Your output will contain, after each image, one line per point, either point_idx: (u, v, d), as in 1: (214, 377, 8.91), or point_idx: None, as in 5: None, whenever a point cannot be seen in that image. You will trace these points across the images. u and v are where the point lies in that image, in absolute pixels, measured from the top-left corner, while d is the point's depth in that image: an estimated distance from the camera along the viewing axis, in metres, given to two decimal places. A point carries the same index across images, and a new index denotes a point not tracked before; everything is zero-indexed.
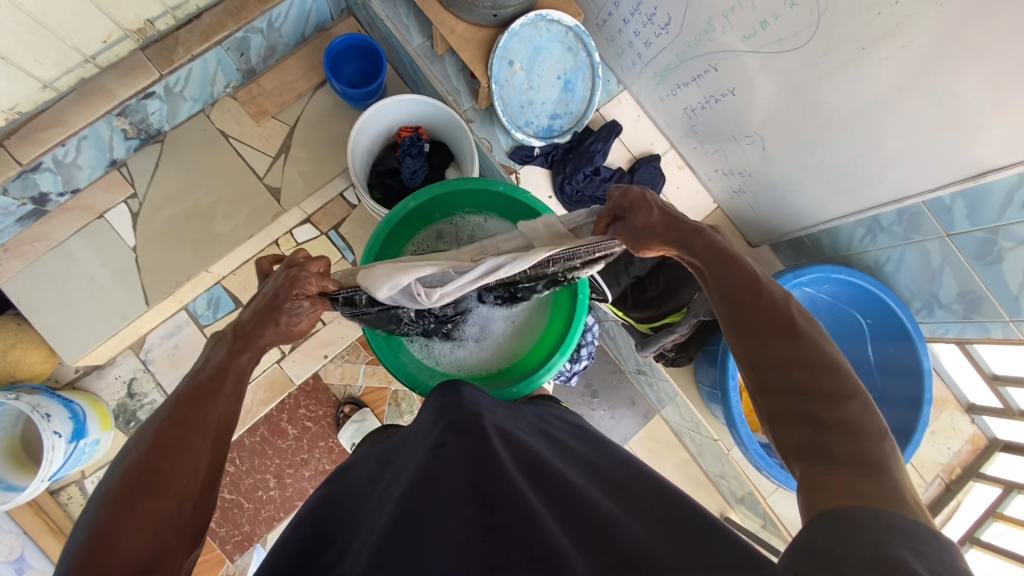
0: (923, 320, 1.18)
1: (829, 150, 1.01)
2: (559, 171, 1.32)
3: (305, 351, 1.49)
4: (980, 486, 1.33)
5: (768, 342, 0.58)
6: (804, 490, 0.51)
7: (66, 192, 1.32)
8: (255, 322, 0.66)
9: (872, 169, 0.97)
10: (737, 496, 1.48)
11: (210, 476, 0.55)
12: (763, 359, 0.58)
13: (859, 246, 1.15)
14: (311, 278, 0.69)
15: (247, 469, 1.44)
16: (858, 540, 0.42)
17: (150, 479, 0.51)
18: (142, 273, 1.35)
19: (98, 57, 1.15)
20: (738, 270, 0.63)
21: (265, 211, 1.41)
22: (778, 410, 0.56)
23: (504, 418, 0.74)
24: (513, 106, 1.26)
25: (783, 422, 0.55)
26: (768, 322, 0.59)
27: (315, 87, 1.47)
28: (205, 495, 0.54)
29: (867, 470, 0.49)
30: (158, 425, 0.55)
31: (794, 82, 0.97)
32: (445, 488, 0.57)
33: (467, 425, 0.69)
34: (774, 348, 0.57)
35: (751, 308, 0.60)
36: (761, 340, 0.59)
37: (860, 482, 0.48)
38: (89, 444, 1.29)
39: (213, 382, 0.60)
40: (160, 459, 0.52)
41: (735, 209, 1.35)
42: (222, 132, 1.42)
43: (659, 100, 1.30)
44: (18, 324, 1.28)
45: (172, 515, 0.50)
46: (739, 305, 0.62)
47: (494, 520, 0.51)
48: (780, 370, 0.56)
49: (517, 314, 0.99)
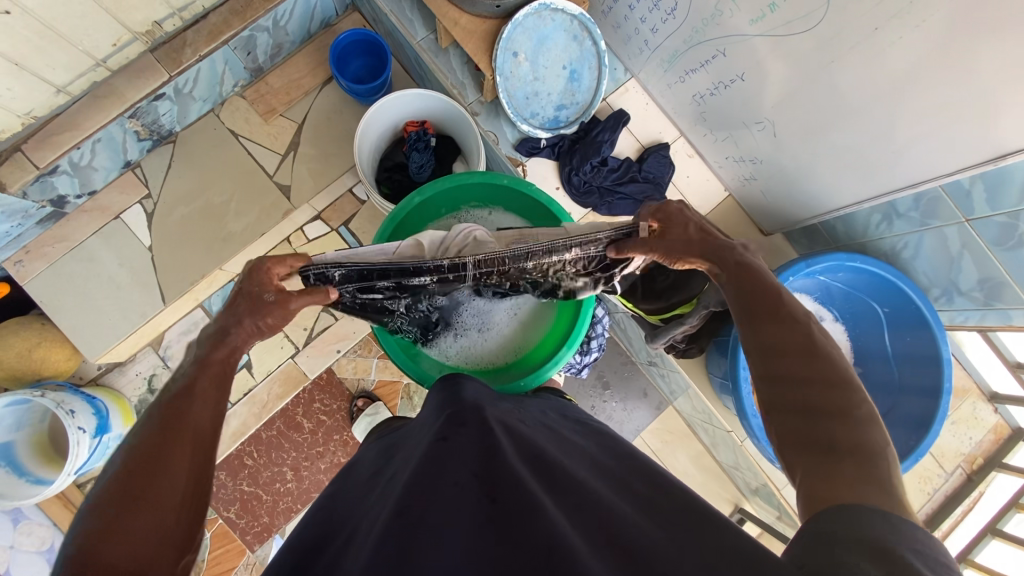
0: (943, 308, 1.15)
1: (843, 134, 0.98)
2: (566, 163, 1.30)
3: (319, 347, 1.51)
4: (1003, 476, 1.30)
5: (768, 337, 0.58)
6: (804, 490, 0.50)
7: (84, 194, 1.35)
8: (222, 321, 0.64)
9: (887, 154, 0.95)
10: (751, 487, 1.47)
11: (196, 483, 0.53)
12: (764, 355, 0.57)
13: (875, 233, 1.13)
14: (274, 267, 0.68)
15: (265, 461, 1.47)
16: (860, 534, 0.42)
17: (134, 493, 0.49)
18: (158, 272, 1.38)
19: (109, 60, 1.16)
20: (746, 272, 0.63)
21: (276, 208, 1.43)
22: (776, 398, 0.55)
23: (506, 412, 0.74)
24: (519, 98, 1.25)
25: (781, 417, 0.54)
26: (774, 312, 0.59)
27: (322, 84, 1.47)
28: (190, 499, 0.52)
29: (865, 467, 0.48)
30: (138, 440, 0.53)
31: (805, 65, 0.94)
32: (449, 479, 0.58)
33: (468, 418, 0.69)
34: (773, 342, 0.57)
35: (760, 296, 0.60)
36: (764, 328, 0.58)
37: (853, 476, 0.47)
38: (112, 439, 1.33)
39: (187, 390, 0.58)
40: (142, 471, 0.51)
41: (747, 197, 1.32)
42: (231, 131, 1.44)
43: (667, 88, 1.28)
44: (42, 324, 1.32)
45: (158, 524, 0.49)
46: (745, 294, 0.61)
47: (496, 512, 0.52)
48: (780, 364, 0.56)
49: (521, 306, 0.99)
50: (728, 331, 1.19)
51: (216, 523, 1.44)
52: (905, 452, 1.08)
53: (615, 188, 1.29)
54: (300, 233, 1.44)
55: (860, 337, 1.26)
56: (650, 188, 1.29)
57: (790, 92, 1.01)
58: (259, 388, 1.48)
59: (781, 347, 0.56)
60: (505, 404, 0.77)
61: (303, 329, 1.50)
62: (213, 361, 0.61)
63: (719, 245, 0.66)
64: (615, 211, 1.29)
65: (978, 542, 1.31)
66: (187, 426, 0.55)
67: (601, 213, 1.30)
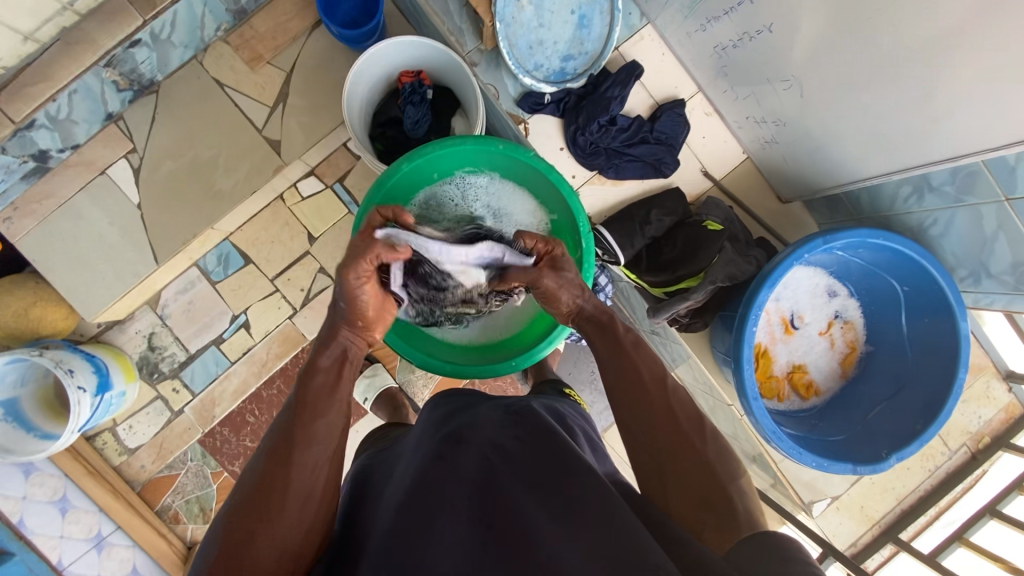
0: (968, 289, 1.08)
1: (876, 98, 0.89)
2: (572, 120, 1.19)
3: (316, 308, 1.49)
4: (1009, 456, 1.27)
5: (630, 396, 0.75)
6: (713, 531, 0.63)
7: (67, 148, 1.30)
8: (329, 330, 0.79)
9: (924, 124, 0.85)
10: (749, 455, 1.47)
11: (310, 514, 0.64)
12: (632, 416, 0.74)
13: (902, 207, 1.04)
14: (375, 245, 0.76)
15: (267, 419, 1.49)
16: (768, 553, 0.54)
17: (256, 514, 0.61)
18: (148, 231, 1.34)
19: (77, 3, 1.08)
20: (610, 335, 0.82)
21: (266, 164, 1.35)
22: (649, 443, 0.71)
23: (493, 423, 0.71)
24: (521, 48, 1.15)
25: (642, 457, 0.71)
26: (639, 392, 0.75)
27: (311, 28, 1.36)
28: (313, 526, 0.65)
29: (722, 507, 0.64)
30: (264, 465, 0.66)
31: (841, 17, 0.83)
32: (445, 502, 0.58)
33: (463, 438, 0.69)
34: (633, 401, 0.74)
35: (625, 376, 0.76)
36: (621, 389, 0.76)
37: (725, 521, 0.63)
38: (115, 396, 1.35)
39: (292, 426, 0.69)
40: (263, 497, 0.63)
41: (767, 162, 1.22)
42: (216, 80, 1.35)
43: (686, 37, 1.16)
44: (37, 283, 1.31)
45: (276, 550, 0.61)
46: (607, 356, 0.80)
47: (491, 536, 0.53)
48: (643, 425, 0.73)
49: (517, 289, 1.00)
50: (733, 307, 1.14)
51: (222, 476, 1.49)
52: (909, 437, 1.06)
53: (624, 150, 1.19)
54: (294, 191, 1.45)
55: (877, 316, 1.20)
56: (661, 151, 1.19)
57: (821, 48, 0.90)
58: (258, 348, 1.48)
59: (631, 421, 0.74)
60: (502, 412, 0.75)
61: (301, 290, 1.48)
62: (318, 381, 0.73)
63: (607, 321, 0.84)
64: (622, 174, 1.20)
65: (977, 521, 1.28)
66: (303, 453, 0.67)
67: (608, 176, 1.21)
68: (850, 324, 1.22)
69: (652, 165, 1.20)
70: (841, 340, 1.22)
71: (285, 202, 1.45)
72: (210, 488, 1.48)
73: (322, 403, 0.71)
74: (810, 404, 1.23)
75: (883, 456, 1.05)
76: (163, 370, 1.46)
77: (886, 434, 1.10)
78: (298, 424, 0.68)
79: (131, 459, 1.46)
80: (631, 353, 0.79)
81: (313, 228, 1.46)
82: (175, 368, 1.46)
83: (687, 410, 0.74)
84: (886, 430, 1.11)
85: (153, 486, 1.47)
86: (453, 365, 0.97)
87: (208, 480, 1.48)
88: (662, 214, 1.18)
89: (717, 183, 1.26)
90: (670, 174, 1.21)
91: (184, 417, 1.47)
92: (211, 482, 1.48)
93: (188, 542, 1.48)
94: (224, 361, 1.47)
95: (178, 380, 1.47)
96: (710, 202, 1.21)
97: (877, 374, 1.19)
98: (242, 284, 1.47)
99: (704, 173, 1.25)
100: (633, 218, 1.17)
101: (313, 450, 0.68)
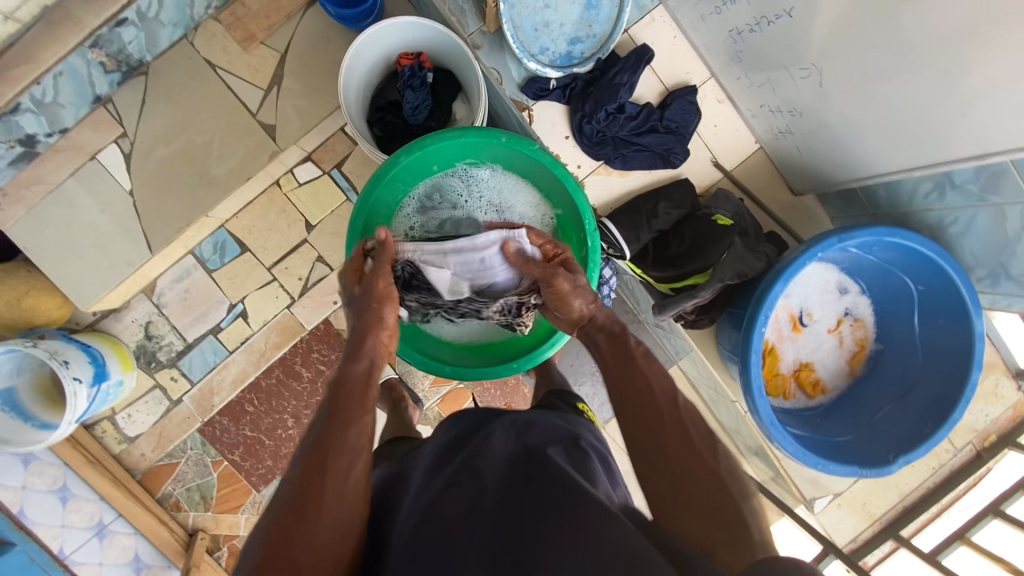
0: (985, 289, 1.04)
1: (902, 91, 0.84)
2: (578, 108, 1.13)
3: (315, 297, 1.46)
4: (1015, 455, 1.25)
5: (638, 412, 0.72)
6: (730, 553, 0.60)
7: (54, 133, 1.26)
8: (354, 342, 0.76)
9: (950, 119, 0.80)
10: (751, 449, 1.46)
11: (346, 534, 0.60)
12: (637, 432, 0.71)
13: (922, 203, 1.00)
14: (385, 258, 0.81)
15: (266, 409, 1.48)
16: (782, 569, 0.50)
17: (288, 538, 0.56)
18: (141, 219, 1.30)
19: None
20: (616, 345, 0.79)
21: (260, 150, 1.31)
22: (656, 459, 0.69)
23: (505, 446, 0.72)
24: (526, 30, 1.09)
25: (649, 475, 0.68)
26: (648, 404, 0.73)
27: (306, 6, 1.30)
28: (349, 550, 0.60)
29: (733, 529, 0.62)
30: (292, 486, 0.61)
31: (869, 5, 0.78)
32: (458, 532, 0.59)
33: (474, 462, 0.69)
34: (641, 418, 0.71)
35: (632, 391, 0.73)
36: (629, 403, 0.73)
37: (736, 539, 0.61)
38: (112, 386, 1.34)
39: (321, 443, 0.64)
40: (295, 519, 0.58)
41: (781, 153, 1.17)
42: (208, 61, 1.30)
43: (700, 20, 1.10)
44: (29, 272, 1.28)
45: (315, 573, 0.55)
46: (614, 368, 0.78)
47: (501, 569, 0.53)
48: (651, 441, 0.70)
49: None
50: (741, 305, 1.11)
51: (222, 464, 1.49)
52: (917, 440, 1.04)
53: (632, 140, 1.14)
54: (290, 176, 1.41)
55: (889, 314, 1.17)
56: (672, 141, 1.14)
57: (844, 36, 0.85)
58: (256, 338, 1.46)
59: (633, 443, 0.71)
60: (506, 431, 0.75)
61: (299, 279, 1.45)
62: (349, 388, 0.70)
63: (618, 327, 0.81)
64: (629, 164, 1.15)
65: (979, 521, 1.24)
66: (336, 463, 0.62)
67: (615, 166, 1.16)
68: (861, 321, 1.19)
69: (661, 155, 1.15)
70: (850, 338, 1.20)
71: (281, 188, 1.41)
72: (210, 476, 1.48)
73: (354, 416, 0.67)
74: (817, 402, 1.21)
75: (890, 459, 1.03)
76: (161, 358, 1.44)
77: (894, 437, 1.08)
78: (330, 438, 0.64)
79: (131, 448, 1.46)
80: (642, 365, 0.76)
81: (310, 215, 1.43)
82: (173, 357, 1.45)
83: (700, 428, 0.71)
84: (894, 432, 1.09)
85: (154, 474, 1.47)
86: (453, 366, 0.95)
87: (208, 468, 1.48)
88: (670, 207, 1.14)
89: (728, 174, 1.21)
90: (680, 165, 1.17)
91: (183, 406, 1.46)
92: (211, 470, 1.48)
93: (189, 529, 1.49)
94: (223, 351, 1.46)
95: (176, 368, 1.45)
96: (720, 194, 1.16)
97: (886, 373, 1.17)
98: (239, 273, 1.44)
99: (714, 163, 1.20)
100: (640, 211, 1.14)
101: (350, 460, 0.64)
